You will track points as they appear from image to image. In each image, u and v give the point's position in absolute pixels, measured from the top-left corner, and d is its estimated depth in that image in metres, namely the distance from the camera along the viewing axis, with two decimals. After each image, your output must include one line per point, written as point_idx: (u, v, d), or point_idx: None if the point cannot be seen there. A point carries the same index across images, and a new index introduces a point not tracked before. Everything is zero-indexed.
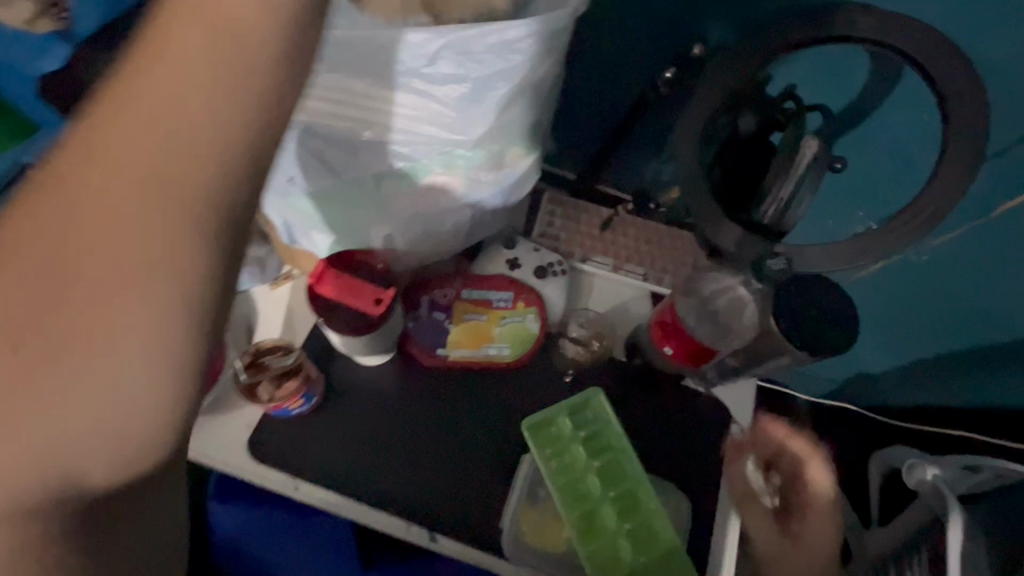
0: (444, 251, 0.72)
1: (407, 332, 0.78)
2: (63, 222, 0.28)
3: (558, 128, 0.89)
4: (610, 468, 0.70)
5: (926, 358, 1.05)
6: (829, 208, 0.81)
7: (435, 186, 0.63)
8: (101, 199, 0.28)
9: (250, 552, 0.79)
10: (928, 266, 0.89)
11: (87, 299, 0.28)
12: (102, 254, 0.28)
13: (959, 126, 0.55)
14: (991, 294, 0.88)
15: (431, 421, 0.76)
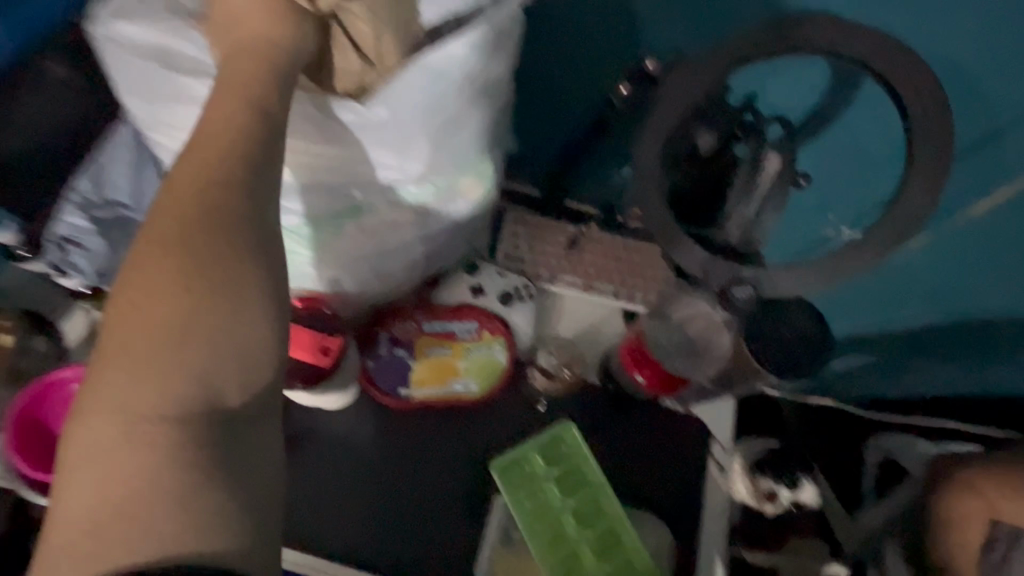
0: (397, 288, 0.68)
1: (367, 373, 0.74)
2: (142, 298, 0.37)
3: (516, 146, 0.86)
4: (586, 506, 0.67)
5: (908, 358, 1.03)
6: (801, 215, 0.78)
7: (380, 225, 0.59)
8: (162, 273, 0.38)
9: None
10: (906, 267, 0.87)
11: (182, 335, 0.37)
12: (189, 301, 0.38)
13: (924, 134, 0.53)
14: (967, 291, 0.87)
15: (399, 466, 0.73)
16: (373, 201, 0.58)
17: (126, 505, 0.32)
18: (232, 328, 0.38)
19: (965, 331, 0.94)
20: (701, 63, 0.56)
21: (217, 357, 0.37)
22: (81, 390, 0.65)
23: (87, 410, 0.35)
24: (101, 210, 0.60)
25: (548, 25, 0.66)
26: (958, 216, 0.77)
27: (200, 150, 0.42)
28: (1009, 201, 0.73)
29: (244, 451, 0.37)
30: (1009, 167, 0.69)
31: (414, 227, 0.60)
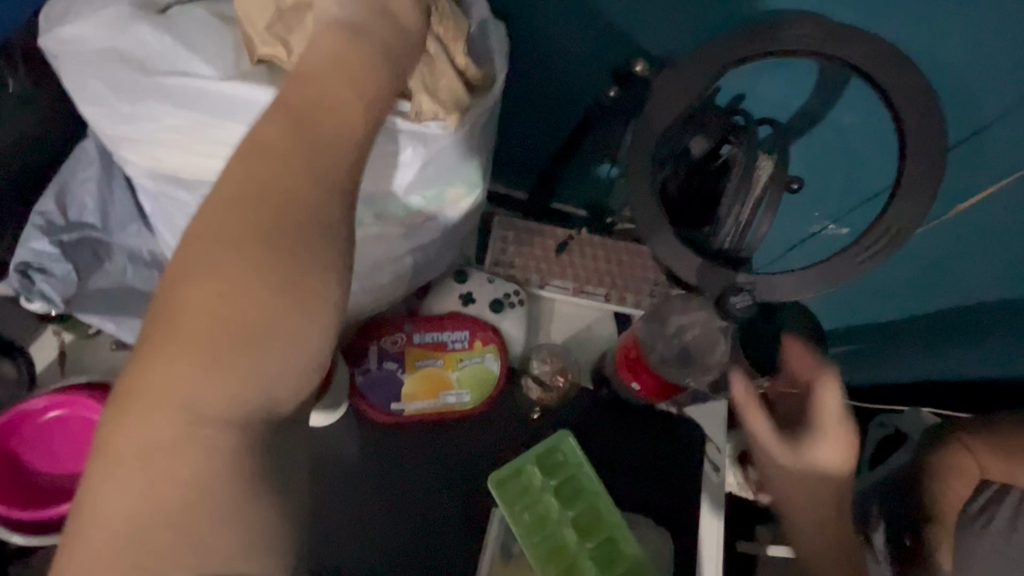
0: (387, 301, 0.66)
1: (357, 388, 0.72)
2: (220, 253, 0.32)
3: (503, 149, 0.84)
4: (586, 516, 0.66)
5: (893, 349, 1.05)
6: (788, 211, 0.79)
7: (367, 239, 0.56)
8: (251, 227, 0.33)
9: None
10: (894, 261, 0.88)
11: (258, 304, 0.32)
12: (268, 270, 0.32)
13: (917, 137, 0.53)
14: (954, 283, 0.88)
15: (393, 483, 0.71)
16: (357, 214, 0.55)
17: (179, 516, 0.29)
18: (311, 333, 0.33)
19: (948, 323, 0.96)
20: (694, 66, 0.55)
21: (287, 367, 0.32)
22: (51, 420, 0.62)
23: (144, 396, 0.30)
24: (67, 234, 0.57)
25: (534, 27, 0.65)
26: (942, 213, 0.78)
27: (311, 125, 0.36)
28: (990, 198, 0.74)
29: (286, 470, 0.34)
30: (991, 164, 0.70)
31: (402, 240, 0.58)
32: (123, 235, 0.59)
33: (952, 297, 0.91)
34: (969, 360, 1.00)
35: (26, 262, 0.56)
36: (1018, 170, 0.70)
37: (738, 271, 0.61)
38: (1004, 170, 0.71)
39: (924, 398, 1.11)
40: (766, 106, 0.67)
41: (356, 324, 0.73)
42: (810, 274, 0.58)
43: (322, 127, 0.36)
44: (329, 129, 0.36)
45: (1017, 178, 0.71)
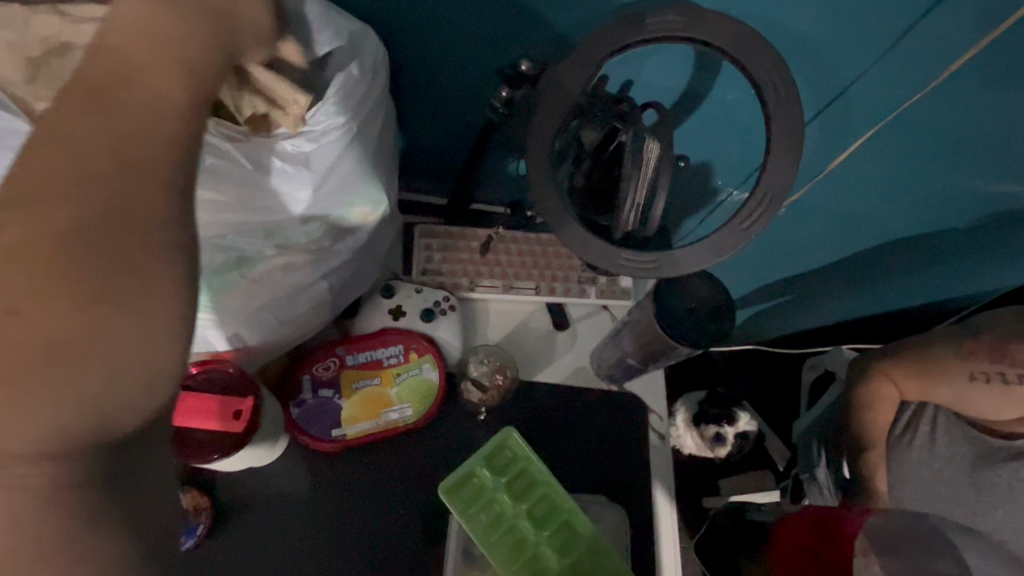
0: (315, 332, 0.66)
1: (294, 421, 0.70)
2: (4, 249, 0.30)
3: (408, 153, 0.84)
4: (541, 507, 0.68)
5: (804, 298, 1.13)
6: (691, 185, 0.83)
7: (273, 271, 0.55)
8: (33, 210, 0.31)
9: None
10: (789, 219, 0.94)
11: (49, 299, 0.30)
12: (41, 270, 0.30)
13: (779, 107, 0.57)
14: (845, 237, 0.95)
15: (349, 511, 0.70)
16: (258, 248, 0.54)
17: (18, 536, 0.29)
18: (127, 332, 0.32)
19: (846, 267, 1.03)
20: (572, 62, 0.57)
21: (124, 367, 0.31)
22: None
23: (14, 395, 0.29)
24: None
25: (413, 31, 0.65)
26: (820, 169, 0.83)
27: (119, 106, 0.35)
28: (856, 151, 0.79)
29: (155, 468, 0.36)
30: (854, 119, 0.75)
31: (312, 267, 0.57)
32: None
33: (847, 244, 0.97)
34: (871, 299, 1.09)
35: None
36: (873, 123, 0.75)
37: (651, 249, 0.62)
38: (863, 123, 0.75)
39: (843, 328, 1.21)
40: (650, 91, 0.71)
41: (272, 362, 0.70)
42: (697, 251, 0.60)
43: (131, 125, 0.35)
44: (138, 124, 0.35)
45: (877, 130, 0.76)
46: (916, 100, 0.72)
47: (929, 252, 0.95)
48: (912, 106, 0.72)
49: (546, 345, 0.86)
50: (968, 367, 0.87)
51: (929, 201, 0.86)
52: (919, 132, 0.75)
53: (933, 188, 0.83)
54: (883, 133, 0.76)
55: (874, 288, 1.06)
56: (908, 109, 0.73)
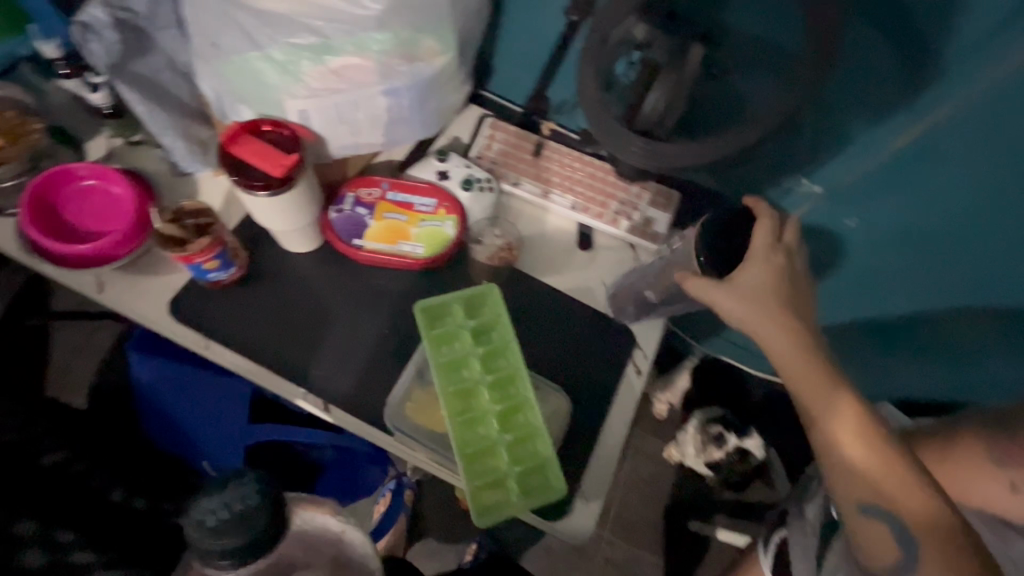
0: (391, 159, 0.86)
1: (330, 224, 0.83)
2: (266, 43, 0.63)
3: (500, 50, 0.95)
4: (493, 358, 0.74)
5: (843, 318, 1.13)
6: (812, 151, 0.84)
7: (345, 67, 0.67)
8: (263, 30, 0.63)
9: (164, 408, 0.81)
10: (834, 201, 0.92)
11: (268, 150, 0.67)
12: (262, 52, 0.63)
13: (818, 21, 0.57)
14: (893, 245, 0.94)
15: (341, 311, 0.81)
16: (341, 42, 0.65)
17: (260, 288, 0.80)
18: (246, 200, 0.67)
19: (877, 278, 1.01)
20: None
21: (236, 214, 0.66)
22: (89, 187, 0.78)
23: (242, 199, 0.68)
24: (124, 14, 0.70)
25: None
26: (880, 149, 0.81)
27: None
28: (912, 142, 0.78)
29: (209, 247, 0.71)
30: (925, 102, 0.73)
31: (377, 78, 0.69)
32: (161, 23, 0.72)
33: (899, 254, 0.95)
34: (919, 330, 1.05)
35: (86, 21, 0.67)
36: (940, 107, 0.73)
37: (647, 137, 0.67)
38: (931, 106, 0.73)
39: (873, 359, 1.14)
40: None
41: (359, 164, 0.87)
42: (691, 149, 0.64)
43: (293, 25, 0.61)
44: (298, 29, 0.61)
45: (943, 118, 0.74)
46: (993, 86, 0.69)
47: (960, 283, 0.94)
48: (982, 91, 0.70)
49: (562, 257, 0.92)
50: (1011, 476, 0.58)
51: (983, 212, 0.82)
52: (990, 134, 0.73)
53: (981, 206, 0.82)
54: (953, 124, 0.74)
55: (923, 318, 1.03)
56: (976, 94, 0.70)
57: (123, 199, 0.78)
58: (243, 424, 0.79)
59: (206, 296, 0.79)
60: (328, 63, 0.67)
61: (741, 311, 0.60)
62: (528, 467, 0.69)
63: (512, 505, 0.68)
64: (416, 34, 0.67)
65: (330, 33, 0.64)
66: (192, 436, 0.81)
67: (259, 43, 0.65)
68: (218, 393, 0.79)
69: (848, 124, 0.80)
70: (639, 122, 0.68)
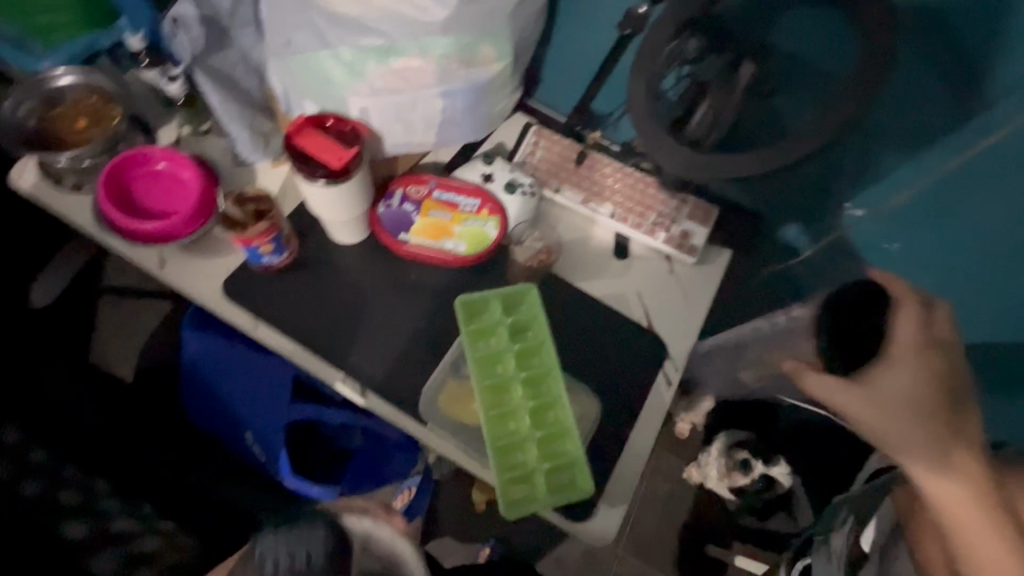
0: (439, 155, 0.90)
1: (378, 218, 0.86)
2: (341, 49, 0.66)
3: (550, 61, 0.98)
4: (528, 356, 0.75)
5: None
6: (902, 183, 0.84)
7: (406, 69, 0.71)
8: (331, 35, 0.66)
9: (211, 381, 0.85)
10: (879, 223, 0.91)
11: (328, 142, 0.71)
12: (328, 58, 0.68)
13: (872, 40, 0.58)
14: (943, 275, 0.91)
15: (383, 303, 0.84)
16: (404, 45, 0.69)
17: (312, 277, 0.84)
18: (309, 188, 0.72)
19: None
20: None
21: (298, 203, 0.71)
22: (159, 170, 0.83)
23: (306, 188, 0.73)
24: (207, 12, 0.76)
25: None
26: (930, 172, 0.80)
27: None
28: (965, 167, 0.77)
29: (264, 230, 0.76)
30: (980, 127, 0.73)
31: (435, 81, 0.73)
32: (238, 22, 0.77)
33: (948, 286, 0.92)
34: None
35: (175, 16, 0.73)
36: (996, 132, 0.72)
37: (693, 149, 0.70)
38: (986, 131, 0.73)
39: None
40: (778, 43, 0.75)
41: (409, 161, 0.90)
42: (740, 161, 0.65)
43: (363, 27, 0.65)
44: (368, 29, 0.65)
45: (997, 142, 0.73)
46: None
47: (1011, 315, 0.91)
48: None
49: (598, 264, 0.93)
50: None
51: None
52: None
53: None
54: (1003, 150, 0.73)
55: None
56: None
57: (190, 182, 0.83)
58: (283, 399, 0.83)
59: (258, 280, 0.83)
60: (390, 64, 0.71)
61: (870, 412, 0.65)
62: (557, 465, 0.71)
63: (536, 501, 0.69)
64: (475, 40, 0.71)
65: (395, 37, 0.68)
66: (235, 409, 0.86)
67: (328, 43, 0.69)
68: (261, 369, 0.83)
69: (896, 147, 0.80)
70: (690, 134, 0.70)
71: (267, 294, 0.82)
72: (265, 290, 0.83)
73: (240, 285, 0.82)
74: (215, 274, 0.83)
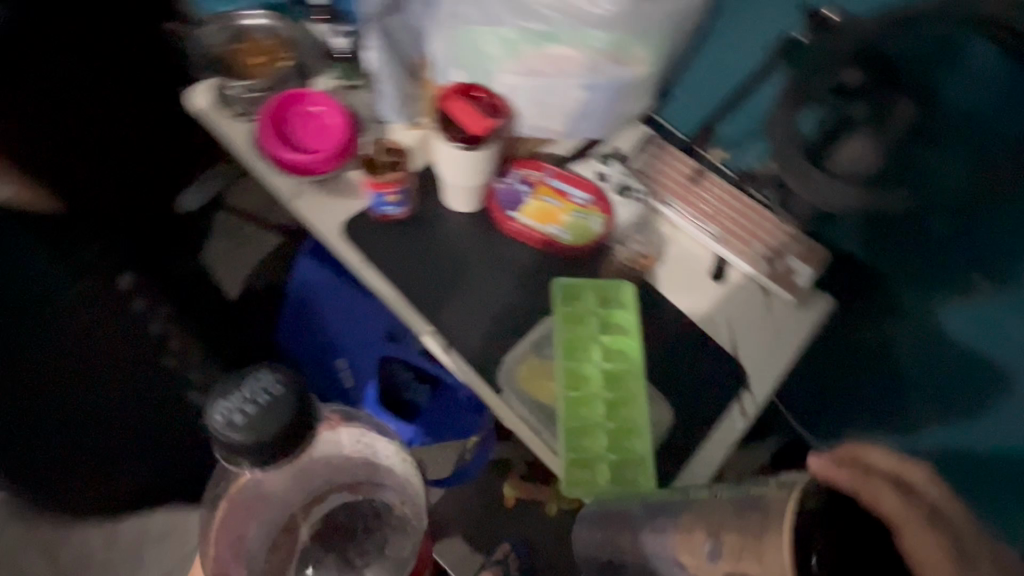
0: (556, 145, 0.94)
1: (492, 192, 0.90)
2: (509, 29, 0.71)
3: (684, 79, 1.00)
4: (613, 349, 0.77)
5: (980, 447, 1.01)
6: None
7: (559, 56, 0.75)
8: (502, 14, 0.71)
9: (316, 305, 0.93)
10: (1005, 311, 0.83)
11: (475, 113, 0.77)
12: None
13: None
14: None
15: (479, 272, 0.87)
16: (564, 34, 0.73)
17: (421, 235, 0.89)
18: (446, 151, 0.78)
19: None
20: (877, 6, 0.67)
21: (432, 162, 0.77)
22: (311, 111, 0.92)
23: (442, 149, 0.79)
24: None
25: None
26: None
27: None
28: None
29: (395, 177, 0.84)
30: None
31: (582, 71, 0.76)
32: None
33: None
34: None
35: None
36: None
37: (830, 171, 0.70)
38: None
39: None
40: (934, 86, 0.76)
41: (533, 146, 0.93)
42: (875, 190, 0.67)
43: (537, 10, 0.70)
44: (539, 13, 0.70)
45: None
46: None
47: None
48: None
49: (691, 283, 0.92)
50: None
51: None
52: None
53: None
54: None
55: None
56: None
57: (335, 127, 0.90)
58: (374, 337, 0.90)
59: (371, 226, 0.89)
60: (545, 50, 0.75)
61: None
62: (622, 459, 0.71)
63: (595, 488, 0.69)
64: (631, 40, 0.74)
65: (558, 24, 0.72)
66: (330, 336, 0.93)
67: (495, 19, 0.74)
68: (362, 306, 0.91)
69: None
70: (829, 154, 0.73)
71: (377, 241, 0.88)
72: (376, 237, 0.88)
73: (356, 227, 0.89)
74: (337, 212, 0.90)
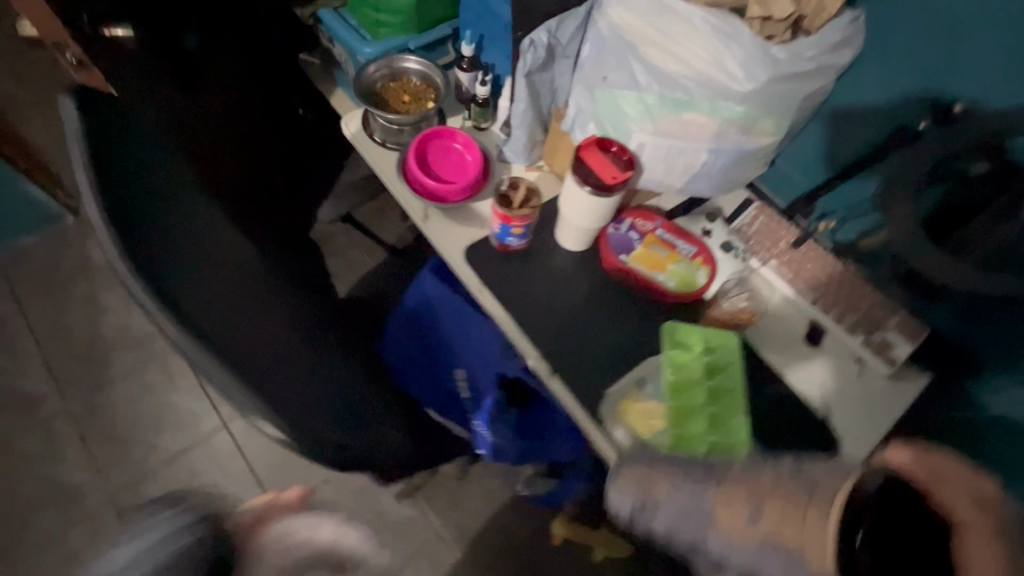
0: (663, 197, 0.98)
1: (605, 236, 0.97)
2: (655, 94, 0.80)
3: (792, 152, 1.06)
4: (717, 388, 0.84)
5: None
6: None
7: (694, 123, 0.83)
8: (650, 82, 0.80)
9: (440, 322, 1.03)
10: None
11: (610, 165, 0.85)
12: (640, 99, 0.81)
13: None
14: None
15: (584, 308, 0.94)
16: (702, 104, 0.81)
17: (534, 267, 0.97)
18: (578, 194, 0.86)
19: None
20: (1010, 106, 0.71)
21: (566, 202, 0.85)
22: (450, 147, 1.02)
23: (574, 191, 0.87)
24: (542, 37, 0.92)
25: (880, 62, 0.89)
26: None
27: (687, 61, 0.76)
28: None
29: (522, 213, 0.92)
30: None
31: (712, 138, 0.84)
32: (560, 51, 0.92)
33: None
34: None
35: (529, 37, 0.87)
36: None
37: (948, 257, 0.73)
38: None
39: None
40: None
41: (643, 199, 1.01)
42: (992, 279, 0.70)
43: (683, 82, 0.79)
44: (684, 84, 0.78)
45: None
46: None
47: None
48: None
49: (783, 344, 0.96)
50: None
51: None
52: None
53: None
54: None
55: None
56: None
57: (469, 163, 1.01)
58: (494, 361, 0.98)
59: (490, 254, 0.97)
60: (681, 116, 0.83)
61: None
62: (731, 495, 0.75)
63: None
64: (763, 116, 0.81)
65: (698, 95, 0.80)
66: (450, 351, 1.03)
67: (639, 85, 0.83)
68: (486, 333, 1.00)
69: None
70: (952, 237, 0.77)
71: (494, 268, 0.96)
72: (494, 264, 0.97)
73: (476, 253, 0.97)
74: (461, 238, 0.99)
